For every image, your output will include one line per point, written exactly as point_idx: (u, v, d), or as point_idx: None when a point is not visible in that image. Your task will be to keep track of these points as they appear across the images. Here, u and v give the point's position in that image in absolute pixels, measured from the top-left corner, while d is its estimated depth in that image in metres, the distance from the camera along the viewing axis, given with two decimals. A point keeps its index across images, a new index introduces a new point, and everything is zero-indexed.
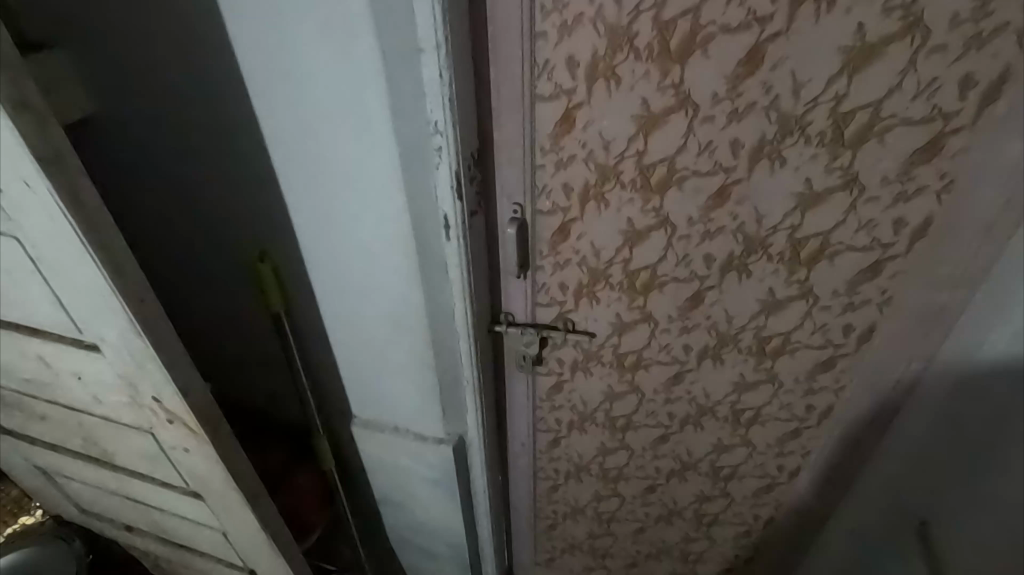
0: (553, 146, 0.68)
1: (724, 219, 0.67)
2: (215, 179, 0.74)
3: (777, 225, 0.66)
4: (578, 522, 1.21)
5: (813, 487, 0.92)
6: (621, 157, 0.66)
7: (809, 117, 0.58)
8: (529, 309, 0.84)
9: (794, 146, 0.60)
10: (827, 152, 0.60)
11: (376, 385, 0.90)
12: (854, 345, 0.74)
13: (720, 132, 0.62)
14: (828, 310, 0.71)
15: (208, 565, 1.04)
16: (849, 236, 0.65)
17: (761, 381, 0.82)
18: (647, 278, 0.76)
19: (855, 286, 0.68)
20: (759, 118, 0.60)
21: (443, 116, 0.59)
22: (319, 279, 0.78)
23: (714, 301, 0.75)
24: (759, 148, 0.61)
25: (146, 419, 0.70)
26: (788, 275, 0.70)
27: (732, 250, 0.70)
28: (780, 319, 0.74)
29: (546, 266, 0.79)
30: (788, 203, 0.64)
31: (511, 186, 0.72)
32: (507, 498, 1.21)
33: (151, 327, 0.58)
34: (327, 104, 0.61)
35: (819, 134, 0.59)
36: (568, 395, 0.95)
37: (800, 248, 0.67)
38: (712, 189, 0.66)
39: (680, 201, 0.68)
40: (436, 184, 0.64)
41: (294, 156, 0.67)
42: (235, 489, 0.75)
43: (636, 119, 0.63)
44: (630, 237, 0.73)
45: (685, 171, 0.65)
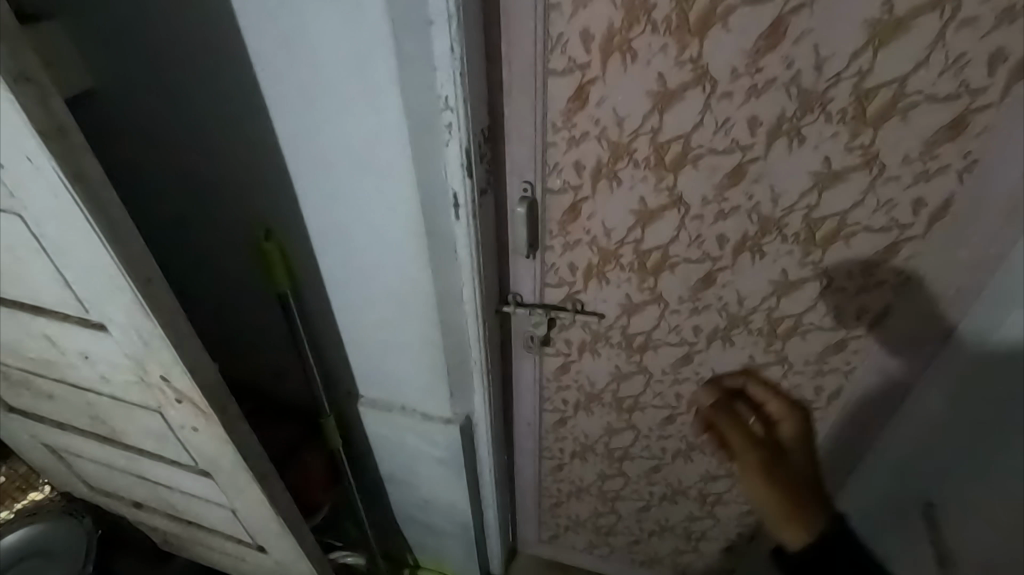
0: (565, 123, 0.66)
1: (739, 199, 0.66)
2: (218, 157, 0.72)
3: (793, 205, 0.65)
4: (582, 500, 1.22)
5: (819, 468, 0.93)
6: (635, 135, 0.65)
7: (831, 93, 0.57)
8: (538, 289, 0.83)
9: (815, 124, 0.59)
10: (848, 130, 0.58)
11: (383, 365, 0.90)
12: (867, 327, 0.73)
13: (737, 109, 0.60)
14: (842, 292, 0.71)
15: (217, 541, 1.06)
16: (867, 217, 0.63)
17: (770, 363, 0.82)
18: (658, 259, 0.75)
19: (871, 268, 0.67)
20: (779, 95, 0.58)
21: (453, 91, 0.58)
22: (326, 258, 0.77)
23: (726, 283, 0.74)
24: (778, 125, 0.60)
25: (154, 398, 0.70)
26: (802, 256, 0.69)
27: (746, 231, 0.69)
28: (792, 301, 0.73)
29: (555, 247, 0.78)
30: (805, 183, 0.63)
31: (521, 164, 0.71)
32: (511, 476, 1.22)
33: (159, 306, 0.57)
34: (335, 78, 0.59)
35: (841, 111, 0.57)
36: (575, 376, 0.95)
37: (816, 229, 0.66)
38: (728, 168, 0.64)
39: (695, 180, 0.66)
40: (446, 163, 0.63)
41: (300, 133, 0.65)
42: (244, 468, 0.75)
43: (651, 95, 0.62)
44: (642, 217, 0.71)
45: (700, 150, 0.64)
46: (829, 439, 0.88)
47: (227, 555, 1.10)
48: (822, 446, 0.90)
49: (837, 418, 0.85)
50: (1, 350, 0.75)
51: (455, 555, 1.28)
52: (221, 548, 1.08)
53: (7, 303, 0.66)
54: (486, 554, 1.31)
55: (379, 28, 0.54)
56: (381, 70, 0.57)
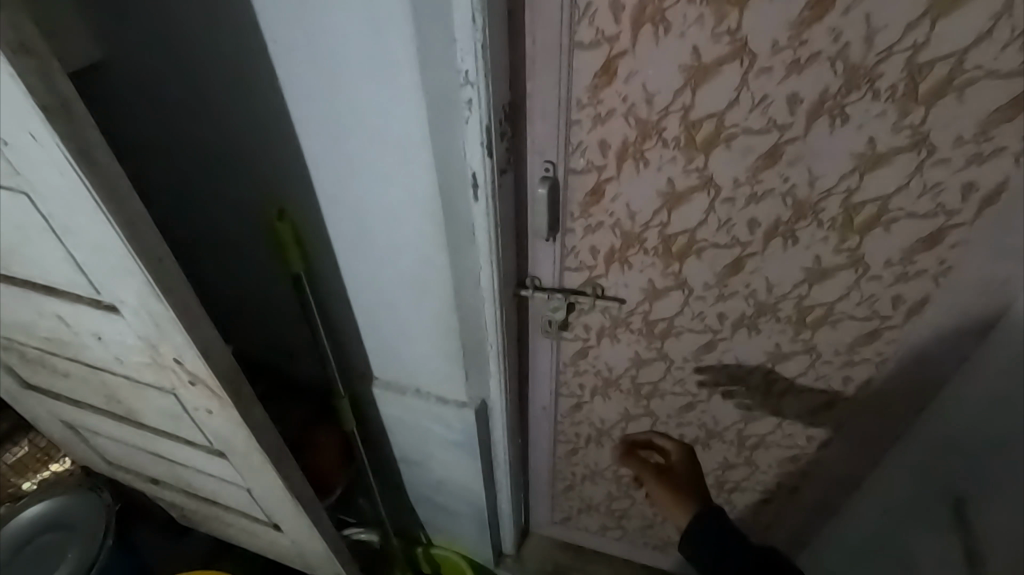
0: (591, 99, 0.63)
1: (774, 181, 0.63)
2: (229, 134, 0.70)
3: (832, 188, 0.61)
4: (596, 484, 1.21)
5: (842, 459, 0.91)
6: (664, 112, 0.61)
7: (881, 69, 0.53)
8: (557, 272, 0.81)
9: (860, 101, 0.55)
10: (897, 109, 0.54)
11: (397, 347, 0.88)
12: (902, 317, 0.70)
13: (777, 86, 0.56)
14: (878, 281, 0.67)
15: (233, 518, 1.07)
16: (911, 202, 0.60)
17: (796, 353, 0.79)
18: (684, 243, 0.72)
19: (911, 256, 0.64)
20: (823, 70, 0.54)
21: (474, 65, 0.54)
22: (339, 239, 0.75)
23: (755, 269, 0.71)
24: (819, 103, 0.56)
25: (167, 380, 0.69)
26: (838, 243, 0.65)
27: (779, 215, 0.65)
28: (824, 289, 0.70)
29: (576, 229, 0.76)
30: (846, 165, 0.59)
31: (543, 142, 0.67)
32: (526, 459, 1.21)
33: (170, 289, 0.55)
34: (349, 50, 0.56)
35: (890, 88, 0.53)
36: (593, 361, 0.93)
37: (855, 214, 0.62)
38: (764, 148, 0.61)
39: (727, 161, 0.63)
40: (465, 141, 0.60)
41: (313, 109, 0.62)
42: (259, 450, 0.74)
43: (684, 70, 0.58)
44: (669, 199, 0.68)
45: (735, 129, 0.60)
46: (853, 430, 0.86)
47: (243, 531, 1.11)
48: (845, 438, 0.88)
49: (864, 409, 0.82)
50: (15, 328, 0.75)
51: (468, 534, 1.29)
52: (236, 525, 1.09)
53: (19, 282, 0.65)
54: (499, 534, 1.32)
55: None
56: (398, 42, 0.54)
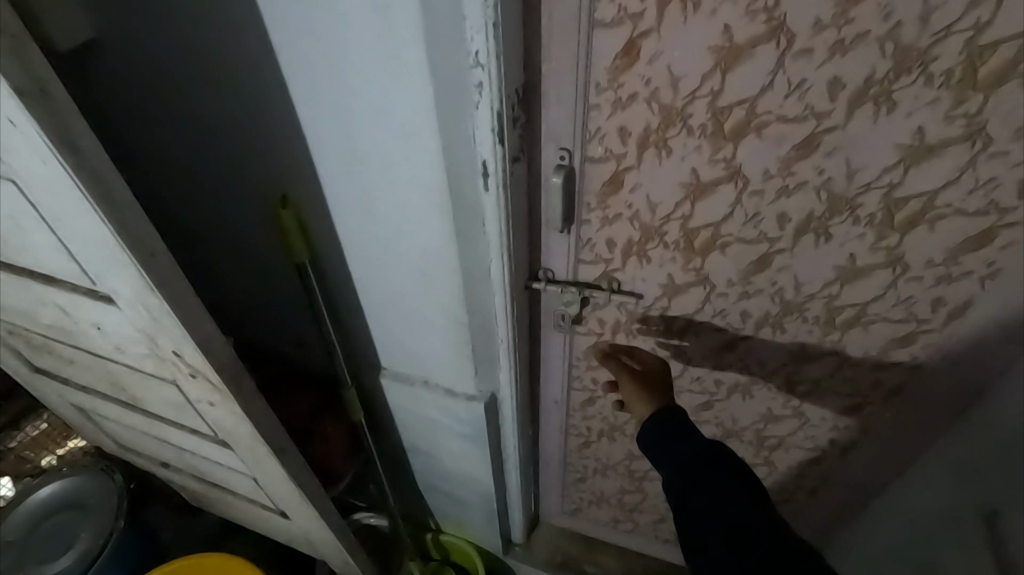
0: (612, 83, 0.58)
1: (808, 173, 0.58)
2: (228, 118, 0.67)
3: (872, 182, 0.56)
4: (608, 477, 1.19)
5: (868, 463, 0.87)
6: (691, 98, 0.57)
7: (936, 51, 0.47)
8: (572, 265, 0.77)
9: (910, 87, 0.50)
10: (951, 96, 0.49)
11: (405, 339, 0.86)
12: (941, 321, 0.65)
13: (816, 70, 0.51)
14: (917, 282, 0.63)
15: (242, 503, 1.07)
16: (960, 198, 0.55)
17: (823, 354, 0.75)
18: (707, 238, 0.68)
19: (956, 256, 0.59)
20: (870, 52, 0.49)
21: (485, 45, 0.50)
22: (344, 227, 0.72)
23: (783, 266, 0.67)
24: (863, 89, 0.51)
25: (169, 371, 0.67)
26: (875, 240, 0.61)
27: (812, 210, 0.61)
28: (858, 289, 0.66)
29: (592, 221, 0.72)
30: (889, 157, 0.54)
31: (559, 128, 0.63)
32: (536, 450, 1.19)
33: (165, 282, 0.53)
34: (351, 29, 0.52)
35: (945, 72, 0.48)
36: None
37: (896, 210, 0.58)
38: (798, 138, 0.56)
39: (757, 151, 0.58)
40: (474, 127, 0.56)
41: (314, 92, 0.59)
42: (262, 443, 0.73)
43: (714, 52, 0.53)
44: (692, 190, 0.64)
45: (767, 116, 0.55)
46: (880, 435, 0.82)
47: (252, 516, 1.11)
48: (871, 443, 0.84)
49: (895, 415, 0.78)
50: (19, 315, 0.73)
51: (477, 523, 1.28)
52: (246, 510, 1.09)
53: (16, 270, 0.63)
54: (508, 524, 1.31)
55: None
56: (403, 20, 0.50)
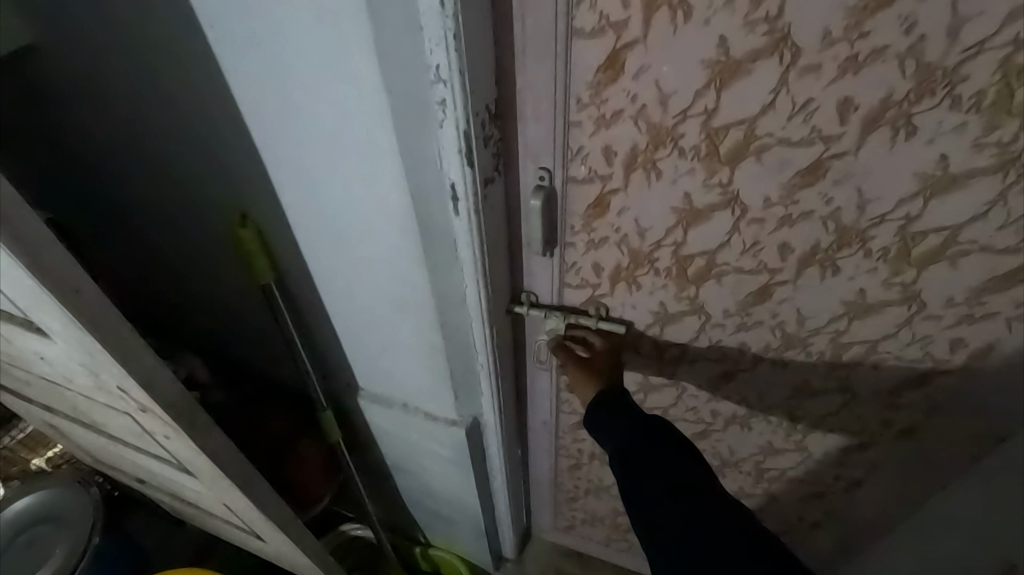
0: (594, 98, 0.52)
1: (813, 202, 0.53)
2: (183, 130, 0.62)
3: (886, 214, 0.51)
4: (601, 498, 1.14)
5: (875, 502, 0.81)
6: (682, 117, 0.51)
7: (965, 70, 0.42)
8: (556, 290, 0.71)
9: (934, 110, 0.44)
10: (981, 121, 0.44)
11: (380, 362, 0.80)
12: (960, 362, 0.60)
13: (824, 89, 0.46)
14: (934, 320, 0.57)
15: (219, 522, 1.02)
16: (987, 234, 0.50)
17: (829, 390, 0.70)
18: (702, 266, 0.62)
19: (981, 295, 0.54)
20: (887, 70, 0.43)
21: (446, 59, 0.44)
22: (309, 247, 0.67)
23: (784, 298, 0.62)
24: (878, 111, 0.46)
25: (119, 403, 0.63)
26: (889, 276, 0.55)
27: (818, 241, 0.55)
28: (867, 325, 0.60)
29: (577, 244, 0.66)
30: (907, 187, 0.49)
31: (537, 146, 0.57)
32: (526, 468, 1.15)
33: (93, 318, 0.48)
34: (297, 39, 0.47)
35: (976, 94, 0.43)
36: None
37: (913, 245, 0.52)
38: (803, 163, 0.50)
39: (757, 175, 0.53)
40: (440, 147, 0.50)
41: (265, 107, 0.54)
42: (224, 477, 0.68)
43: (708, 67, 0.47)
44: (686, 216, 0.58)
45: (768, 139, 0.50)
46: (888, 475, 0.76)
47: (232, 534, 1.06)
48: (878, 483, 0.78)
49: (905, 456, 0.72)
50: None
51: (466, 540, 1.24)
52: (224, 528, 1.05)
53: None
54: (498, 541, 1.26)
55: None
56: (351, 31, 0.44)
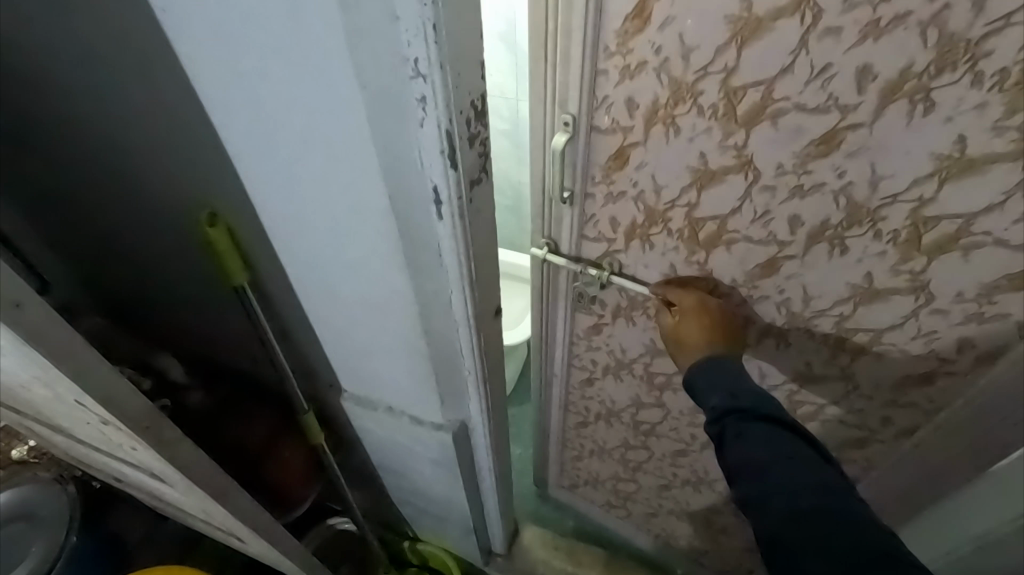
0: (621, 47, 0.64)
1: (826, 173, 0.60)
2: (144, 128, 0.58)
3: (899, 194, 0.58)
4: (603, 461, 1.27)
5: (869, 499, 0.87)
6: (703, 73, 0.61)
7: (988, 45, 0.47)
8: (576, 240, 0.86)
9: (954, 86, 0.50)
10: (1002, 101, 0.49)
11: (363, 366, 0.77)
12: (969, 363, 0.66)
13: (843, 56, 0.53)
14: (943, 315, 0.64)
15: (199, 522, 0.99)
16: (1003, 227, 0.55)
17: (831, 376, 0.77)
18: (714, 230, 0.72)
19: (991, 293, 0.59)
20: (909, 38, 0.49)
21: (425, 52, 0.40)
22: (283, 248, 0.62)
23: (792, 273, 0.70)
24: (898, 82, 0.52)
25: (82, 415, 0.58)
26: (898, 261, 0.62)
27: (828, 217, 0.63)
28: (873, 312, 0.68)
29: (597, 195, 0.79)
30: (923, 167, 0.55)
31: (569, 92, 0.70)
32: (541, 422, 1.29)
33: (38, 335, 0.44)
34: (259, 30, 0.42)
35: (997, 74, 0.48)
36: (607, 340, 0.98)
37: (924, 229, 0.59)
38: (820, 132, 0.58)
39: (773, 139, 0.61)
40: (421, 150, 0.46)
41: (227, 99, 0.49)
42: (199, 487, 0.65)
43: (731, 23, 0.56)
44: (701, 175, 0.68)
45: (785, 103, 0.58)
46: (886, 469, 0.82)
47: (212, 533, 1.03)
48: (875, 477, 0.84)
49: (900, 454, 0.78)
50: None
51: (455, 537, 1.22)
52: (204, 527, 1.01)
53: None
54: (489, 535, 1.24)
55: None
56: (314, 20, 0.39)
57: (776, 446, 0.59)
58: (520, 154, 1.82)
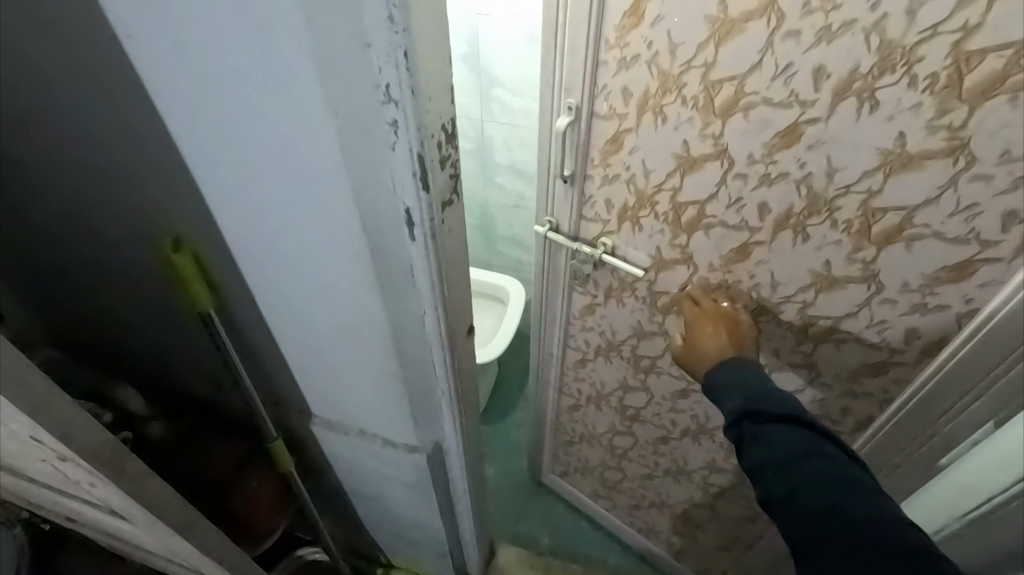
0: (619, 40, 0.75)
1: (789, 163, 0.68)
2: (104, 154, 0.56)
3: (851, 185, 0.65)
4: (593, 447, 1.36)
5: None
6: (686, 67, 0.71)
7: (920, 51, 0.55)
8: (575, 220, 0.97)
9: (894, 86, 0.58)
10: (933, 103, 0.57)
11: (334, 389, 0.76)
12: (915, 355, 0.73)
13: (802, 56, 0.62)
14: (892, 305, 0.71)
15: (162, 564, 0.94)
16: (940, 220, 0.62)
17: (796, 363, 0.85)
18: (694, 215, 0.81)
19: (933, 284, 0.66)
20: (855, 41, 0.58)
21: (396, 78, 0.40)
22: (251, 271, 0.62)
23: (760, 260, 0.78)
24: (847, 81, 0.60)
25: (35, 453, 0.54)
26: (851, 251, 0.70)
27: (791, 205, 0.71)
28: (832, 299, 0.75)
29: (595, 178, 0.90)
30: (871, 161, 0.63)
31: (571, 83, 0.82)
32: (538, 404, 1.39)
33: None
34: (227, 56, 0.42)
35: (930, 77, 0.56)
36: (599, 321, 1.08)
37: (873, 221, 0.66)
38: (783, 126, 0.67)
39: (745, 130, 0.70)
40: (393, 173, 0.46)
41: (194, 124, 0.48)
42: (163, 522, 0.63)
43: (711, 22, 0.66)
44: (684, 162, 0.78)
45: (755, 97, 0.67)
46: None
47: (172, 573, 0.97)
48: None
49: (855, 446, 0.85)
50: None
51: (429, 561, 1.20)
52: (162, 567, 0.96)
53: None
54: (463, 558, 1.22)
55: None
56: (284, 46, 0.40)
57: (792, 449, 0.60)
58: (484, 174, 1.85)
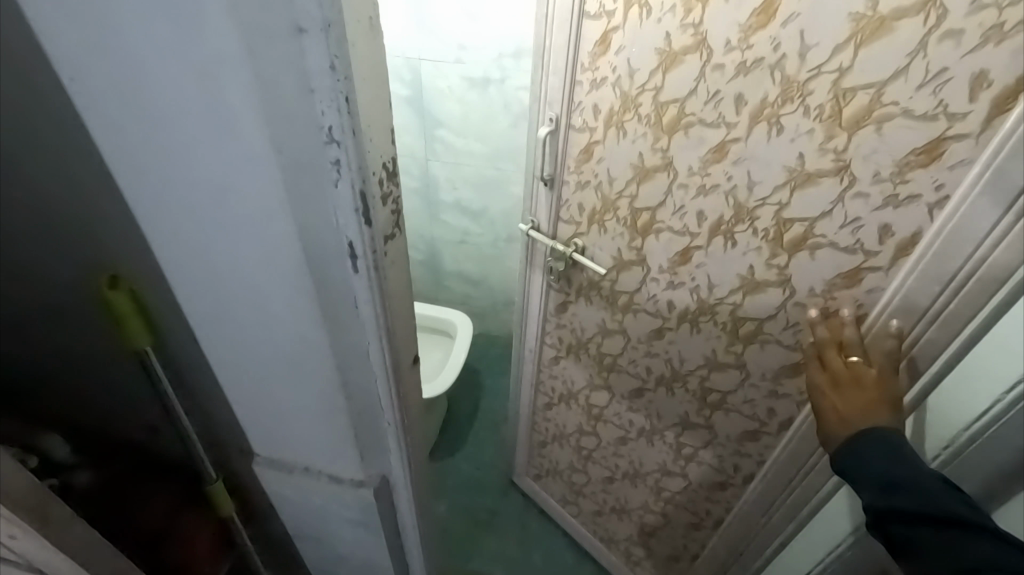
0: (591, 64, 0.92)
1: (720, 176, 0.82)
2: (40, 190, 0.56)
3: (766, 198, 0.79)
4: (563, 448, 1.44)
5: (755, 498, 1.02)
6: (641, 89, 0.87)
7: (811, 86, 0.69)
8: (553, 220, 1.11)
9: (794, 114, 0.72)
10: (823, 129, 0.70)
11: (277, 425, 0.75)
12: None
13: (727, 83, 0.76)
14: (802, 307, 0.83)
15: None
16: (834, 231, 0.74)
17: (729, 363, 0.96)
18: (647, 220, 0.96)
19: (833, 289, 0.78)
20: (763, 76, 0.73)
21: (338, 121, 0.43)
22: (192, 306, 0.61)
23: (699, 263, 0.92)
24: (760, 107, 0.74)
25: None
26: (769, 257, 0.83)
27: (722, 215, 0.85)
28: (756, 302, 0.87)
29: (570, 183, 1.06)
30: (780, 177, 0.76)
31: (552, 100, 0.99)
32: (515, 401, 1.49)
33: None
34: (175, 99, 0.44)
35: (819, 107, 0.69)
36: (571, 319, 1.21)
37: (785, 230, 0.79)
38: (714, 143, 0.81)
39: (687, 146, 0.84)
40: (335, 207, 0.48)
41: (136, 161, 0.49)
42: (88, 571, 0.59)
43: (660, 53, 0.82)
44: (639, 172, 0.93)
45: (693, 117, 0.82)
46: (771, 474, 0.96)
47: None
48: (766, 464, 0.97)
49: (781, 445, 0.92)
50: None
51: None
52: None
53: None
54: None
55: (227, 38, 0.39)
56: (230, 89, 0.42)
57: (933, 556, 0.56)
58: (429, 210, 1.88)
